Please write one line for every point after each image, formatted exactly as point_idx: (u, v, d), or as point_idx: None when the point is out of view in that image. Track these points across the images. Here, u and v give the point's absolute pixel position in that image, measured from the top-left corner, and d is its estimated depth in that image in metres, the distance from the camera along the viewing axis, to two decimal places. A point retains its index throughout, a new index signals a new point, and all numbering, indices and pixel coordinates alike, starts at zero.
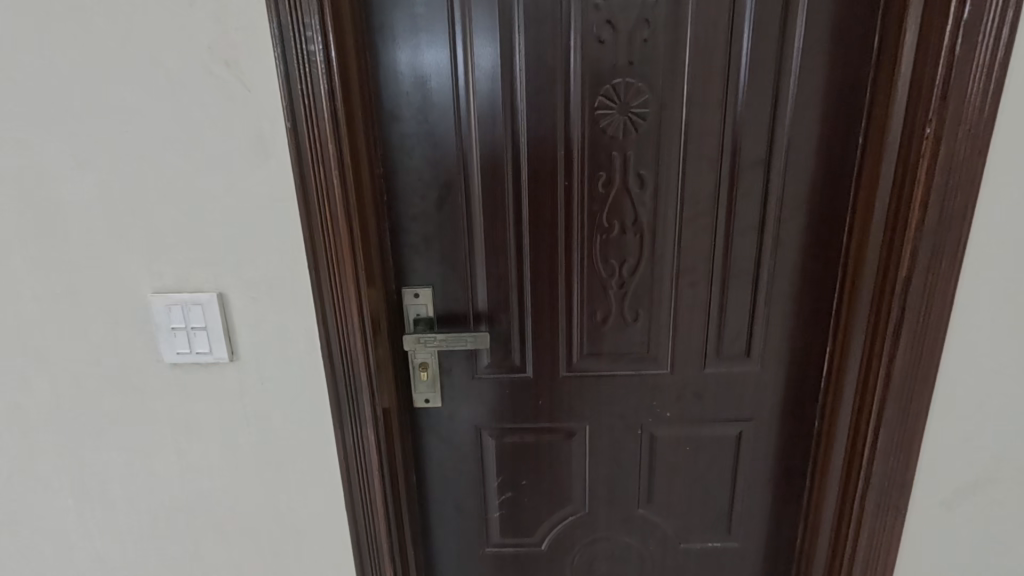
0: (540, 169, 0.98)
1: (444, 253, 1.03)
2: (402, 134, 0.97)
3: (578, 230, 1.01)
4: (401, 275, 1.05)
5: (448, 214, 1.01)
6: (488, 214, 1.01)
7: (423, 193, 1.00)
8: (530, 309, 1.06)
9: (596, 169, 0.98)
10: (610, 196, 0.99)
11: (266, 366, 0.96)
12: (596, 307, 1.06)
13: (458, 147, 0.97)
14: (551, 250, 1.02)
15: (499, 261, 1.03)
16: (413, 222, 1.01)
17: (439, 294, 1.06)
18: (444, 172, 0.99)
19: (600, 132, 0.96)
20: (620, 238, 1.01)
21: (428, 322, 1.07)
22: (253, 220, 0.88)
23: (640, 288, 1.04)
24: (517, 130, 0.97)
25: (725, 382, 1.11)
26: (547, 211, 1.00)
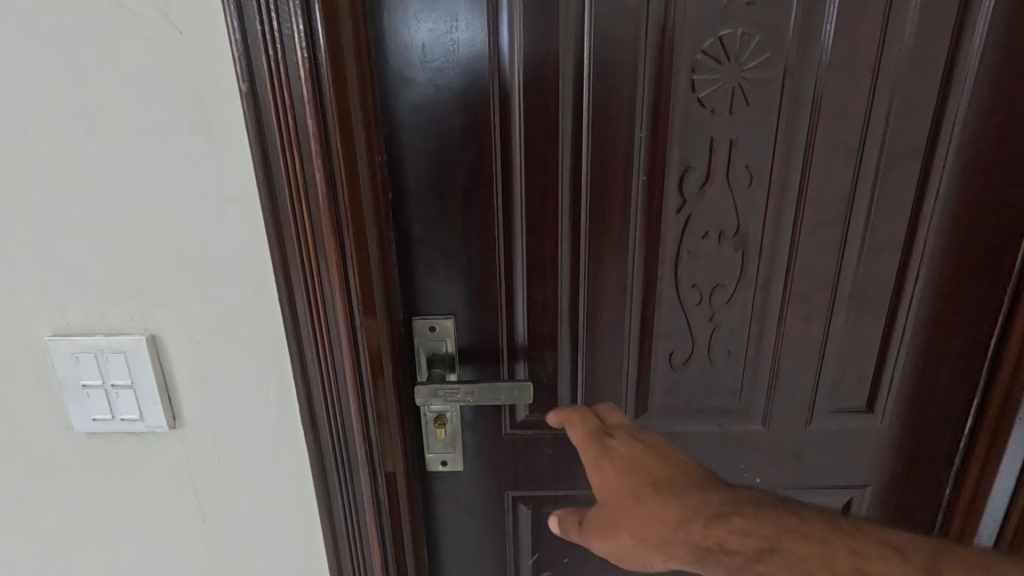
0: (610, 159, 0.70)
1: (472, 272, 0.75)
2: (415, 107, 0.68)
3: (657, 244, 0.73)
4: (411, 301, 0.77)
5: (479, 220, 0.73)
6: (533, 220, 0.72)
7: (443, 188, 0.71)
8: (585, 347, 0.78)
9: (688, 160, 0.70)
10: (705, 198, 0.71)
11: (223, 434, 0.68)
12: (674, 346, 0.79)
13: (496, 126, 0.69)
14: (619, 270, 0.74)
15: (548, 283, 0.75)
16: (429, 229, 0.73)
17: (462, 326, 0.78)
18: (476, 161, 0.70)
19: (698, 108, 0.68)
20: (715, 254, 0.74)
21: (448, 364, 0.79)
22: (196, 230, 0.60)
23: (736, 321, 0.77)
24: (579, 103, 0.68)
25: (837, 441, 0.84)
26: (617, 217, 0.72)
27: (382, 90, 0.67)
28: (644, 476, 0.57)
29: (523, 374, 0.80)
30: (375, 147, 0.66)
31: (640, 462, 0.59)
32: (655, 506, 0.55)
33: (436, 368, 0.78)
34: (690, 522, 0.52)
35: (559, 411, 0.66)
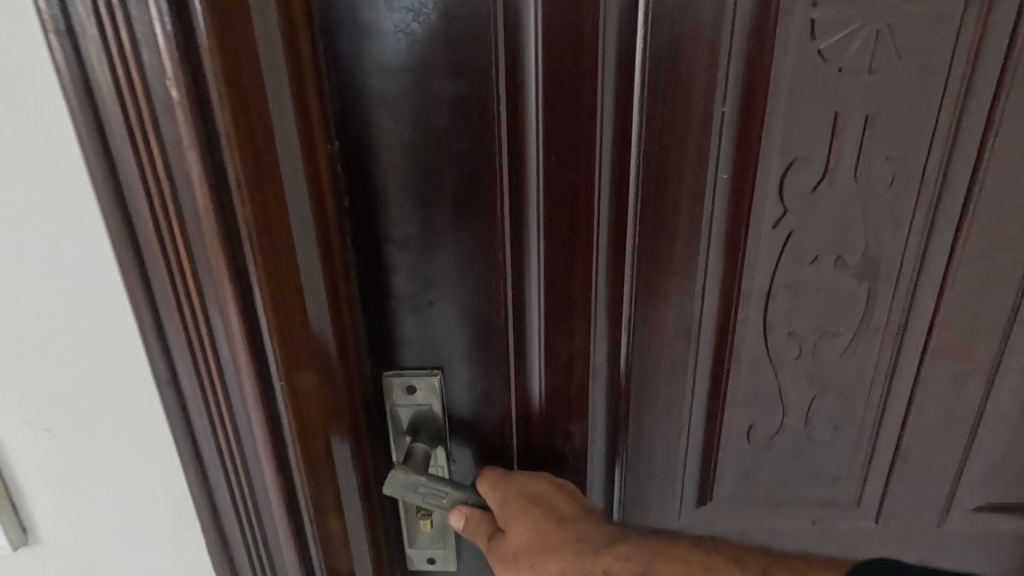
0: (676, 147, 0.46)
1: (468, 314, 0.52)
2: (378, 68, 0.44)
3: (740, 273, 0.50)
4: (382, 351, 0.53)
5: (479, 239, 0.49)
6: (558, 238, 0.49)
7: (426, 190, 0.48)
8: (628, 413, 0.55)
9: (797, 148, 0.46)
10: (819, 206, 0.47)
11: (101, 555, 0.47)
12: (756, 415, 0.55)
13: (503, 98, 0.45)
14: (682, 310, 0.51)
15: (580, 329, 0.52)
16: (405, 250, 0.49)
17: (454, 386, 0.55)
18: (472, 152, 0.46)
19: (818, 66, 0.43)
20: (827, 288, 0.50)
21: (433, 439, 0.55)
22: (13, 268, 0.37)
23: (851, 383, 0.53)
24: (630, 60, 0.44)
25: (975, 537, 0.61)
26: (680, 235, 0.49)
27: (327, 36, 0.42)
28: (547, 509, 0.50)
29: (541, 453, 0.57)
30: (320, 130, 0.42)
31: (548, 496, 0.51)
32: (553, 539, 0.48)
33: (415, 448, 0.53)
34: (581, 552, 0.48)
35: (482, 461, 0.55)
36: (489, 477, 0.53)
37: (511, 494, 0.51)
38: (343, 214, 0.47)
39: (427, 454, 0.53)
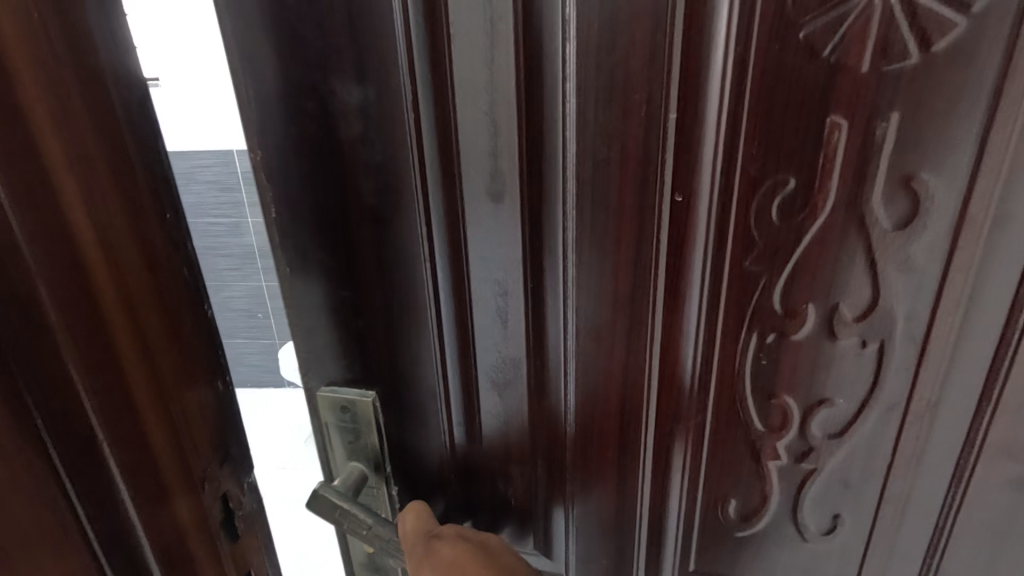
0: (614, 164, 0.38)
1: (395, 335, 0.46)
2: (279, 63, 0.38)
3: (703, 321, 0.40)
4: (313, 368, 0.48)
5: (399, 258, 0.43)
6: (487, 261, 0.43)
7: (343, 201, 0.42)
8: (576, 464, 0.48)
9: (773, 172, 0.36)
10: (813, 244, 0.37)
11: None
12: (730, 488, 0.46)
13: (414, 100, 0.38)
14: (631, 356, 0.43)
15: (519, 365, 0.46)
16: (329, 265, 0.44)
17: (392, 411, 0.49)
18: (385, 161, 0.40)
19: (805, 62, 0.33)
20: (816, 346, 0.39)
21: (372, 463, 0.50)
22: None
23: (850, 465, 0.42)
24: (552, 58, 0.37)
25: None
26: (623, 266, 0.41)
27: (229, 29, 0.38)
28: None
29: (480, 493, 0.52)
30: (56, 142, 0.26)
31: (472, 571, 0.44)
32: None
33: (352, 469, 0.50)
34: None
35: (408, 508, 0.48)
36: (411, 537, 0.47)
37: (423, 563, 0.45)
38: (168, 236, 0.31)
39: (361, 480, 0.50)
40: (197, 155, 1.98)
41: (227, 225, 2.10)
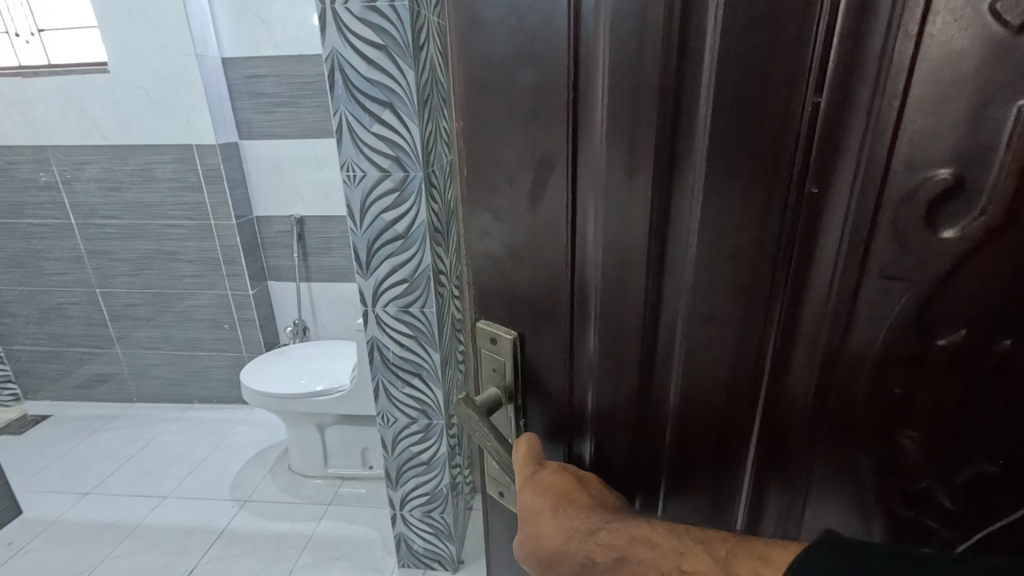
0: (743, 153, 0.31)
1: (537, 310, 0.43)
2: (479, 37, 0.36)
3: (827, 330, 0.34)
4: (478, 301, 0.47)
5: (538, 236, 0.40)
6: (616, 254, 0.37)
7: (505, 150, 0.39)
8: (682, 469, 0.42)
9: (938, 161, 0.28)
10: (972, 259, 0.29)
11: None
12: (837, 522, 0.38)
13: (587, 79, 0.34)
14: (735, 382, 0.37)
15: (629, 375, 0.40)
16: (488, 210, 0.42)
17: (532, 356, 0.45)
18: (546, 136, 0.36)
19: (1001, 40, 0.25)
20: (975, 391, 0.31)
21: (508, 391, 0.47)
22: None
23: (992, 514, 0.34)
24: (697, 40, 0.31)
25: None
26: (753, 261, 0.34)
27: None
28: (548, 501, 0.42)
29: (586, 463, 0.46)
30: None
31: (575, 493, 0.42)
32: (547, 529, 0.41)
33: (491, 392, 0.48)
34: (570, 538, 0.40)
35: (524, 435, 0.46)
36: (521, 463, 0.45)
37: (523, 480, 0.44)
38: None
39: (496, 404, 0.47)
40: (158, 151, 1.89)
41: (189, 227, 2.01)
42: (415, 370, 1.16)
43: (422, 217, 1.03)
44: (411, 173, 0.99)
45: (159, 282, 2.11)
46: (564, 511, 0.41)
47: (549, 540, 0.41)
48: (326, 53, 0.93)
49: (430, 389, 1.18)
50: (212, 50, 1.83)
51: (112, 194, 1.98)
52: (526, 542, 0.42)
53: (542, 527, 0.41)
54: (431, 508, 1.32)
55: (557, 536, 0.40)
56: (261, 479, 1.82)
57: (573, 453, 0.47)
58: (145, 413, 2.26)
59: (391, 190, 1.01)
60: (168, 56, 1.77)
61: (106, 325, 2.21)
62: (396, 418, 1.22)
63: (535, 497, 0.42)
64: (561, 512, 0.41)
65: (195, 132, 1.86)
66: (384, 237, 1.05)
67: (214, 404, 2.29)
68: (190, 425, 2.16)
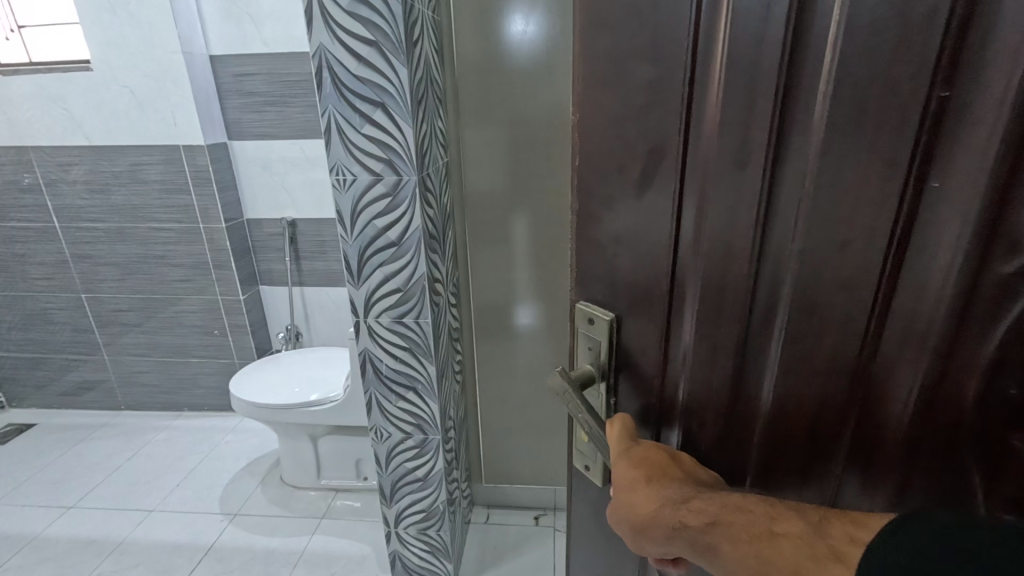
0: (863, 148, 0.32)
1: (638, 293, 0.45)
2: (600, 36, 0.39)
3: (939, 331, 0.33)
4: (578, 282, 0.49)
5: (643, 226, 0.43)
6: (721, 243, 0.39)
7: (617, 143, 0.42)
8: (771, 458, 0.43)
9: None
10: None
11: None
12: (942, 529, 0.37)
13: (703, 77, 0.37)
14: (836, 374, 0.38)
15: (728, 359, 0.42)
16: (595, 200, 0.45)
17: (627, 340, 0.48)
18: (655, 131, 0.39)
19: None
20: None
21: (601, 370, 0.50)
22: None
23: None
24: (814, 39, 0.32)
25: None
26: (860, 257, 0.34)
27: None
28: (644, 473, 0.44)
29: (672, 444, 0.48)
30: None
31: (667, 470, 0.44)
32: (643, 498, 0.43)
33: (584, 369, 0.51)
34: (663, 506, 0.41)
35: (618, 415, 0.49)
36: (616, 439, 0.48)
37: (620, 457, 0.46)
38: None
39: (589, 381, 0.51)
40: (144, 152, 1.83)
41: (177, 230, 1.94)
42: (410, 383, 1.11)
43: (417, 223, 0.97)
44: (405, 177, 0.94)
45: (146, 287, 2.04)
46: (656, 482, 0.43)
47: (643, 507, 0.43)
48: (313, 49, 0.87)
49: (426, 403, 1.13)
50: (199, 47, 1.76)
51: (97, 196, 1.92)
52: (621, 510, 0.45)
53: (637, 497, 0.43)
54: (427, 526, 1.26)
55: (650, 503, 0.42)
56: (253, 490, 1.77)
57: (662, 436, 0.49)
58: (133, 421, 2.19)
59: (383, 196, 0.95)
60: (153, 53, 1.71)
61: (92, 331, 2.14)
62: (391, 434, 1.17)
63: (630, 469, 0.45)
64: (654, 483, 0.43)
65: (182, 133, 1.80)
66: (376, 244, 0.99)
67: (204, 412, 2.23)
68: (179, 433, 2.10)
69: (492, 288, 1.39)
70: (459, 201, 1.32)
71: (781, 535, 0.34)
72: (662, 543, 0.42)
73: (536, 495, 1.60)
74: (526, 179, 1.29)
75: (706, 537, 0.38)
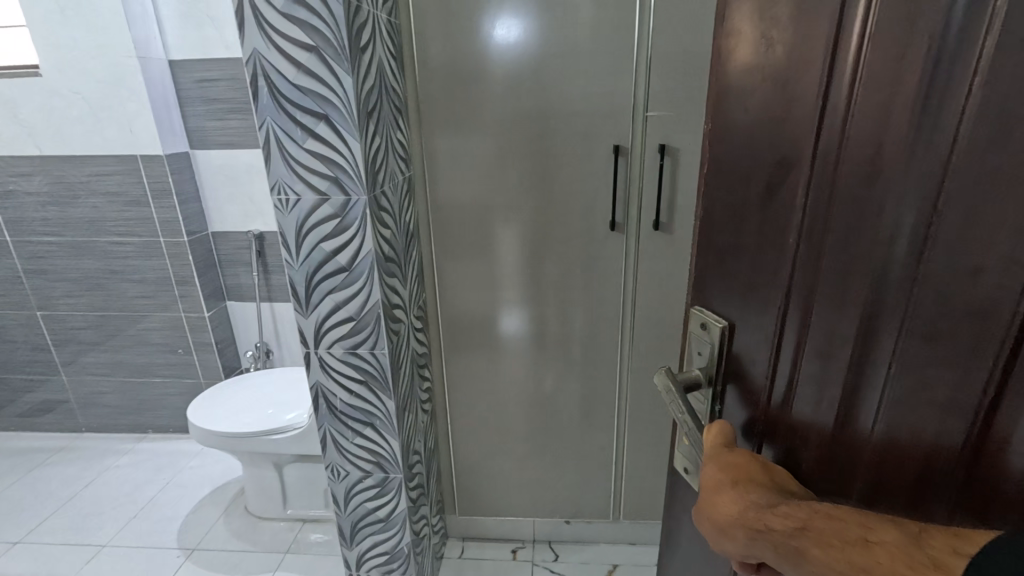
0: (1010, 165, 0.28)
1: (753, 300, 0.45)
2: (737, 53, 0.42)
3: None
4: (695, 288, 0.51)
5: (763, 235, 0.43)
6: (842, 260, 0.37)
7: (747, 151, 0.42)
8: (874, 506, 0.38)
9: None
10: None
11: None
12: None
13: (833, 86, 0.35)
14: (949, 421, 0.33)
15: (843, 375, 0.39)
16: (721, 205, 0.46)
17: (738, 349, 0.47)
18: (780, 141, 0.39)
19: None
20: None
21: (709, 376, 0.50)
22: None
23: None
24: (961, 50, 0.29)
25: None
26: (995, 291, 0.29)
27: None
28: (728, 477, 0.42)
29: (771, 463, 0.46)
30: None
31: (752, 477, 0.42)
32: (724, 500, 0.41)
33: (693, 372, 0.52)
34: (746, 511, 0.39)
35: (717, 421, 0.47)
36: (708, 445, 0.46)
37: (707, 461, 0.45)
38: None
39: (694, 385, 0.51)
40: (100, 162, 1.73)
41: (137, 244, 1.84)
42: (367, 419, 1.02)
43: (369, 246, 0.88)
44: (354, 197, 0.85)
45: (105, 303, 1.93)
46: (741, 486, 0.41)
47: (724, 510, 0.40)
48: (246, 55, 0.78)
49: (386, 439, 1.03)
50: (157, 51, 1.66)
51: (51, 209, 1.81)
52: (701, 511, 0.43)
53: (717, 499, 0.41)
54: (390, 569, 1.16)
55: (731, 507, 0.40)
56: (214, 521, 1.66)
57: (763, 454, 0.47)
58: (93, 445, 2.08)
59: (332, 216, 0.86)
60: (108, 58, 1.61)
61: (50, 349, 2.03)
62: (348, 472, 1.07)
63: (715, 472, 0.43)
64: (738, 486, 0.41)
65: (140, 142, 1.70)
66: (325, 269, 0.90)
67: (169, 434, 2.12)
68: (141, 458, 1.99)
69: (467, 308, 1.30)
70: (426, 217, 1.24)
71: (877, 542, 0.31)
72: (743, 546, 0.39)
73: (512, 526, 1.52)
74: (501, 194, 1.20)
75: (794, 542, 0.35)
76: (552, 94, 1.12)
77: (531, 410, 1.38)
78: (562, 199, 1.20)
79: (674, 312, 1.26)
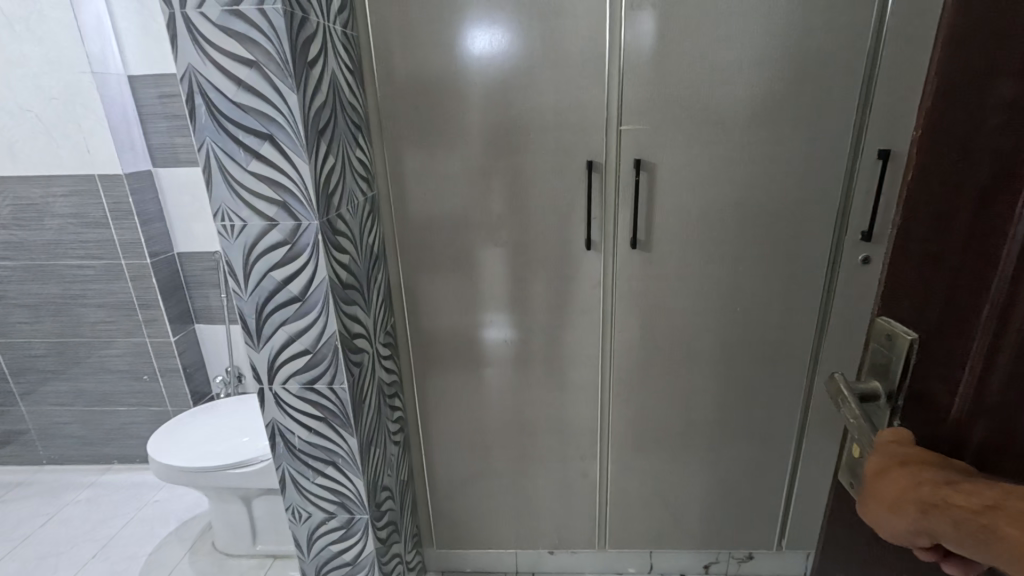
0: None
1: (949, 313, 0.42)
2: (957, 61, 0.39)
3: None
4: (885, 297, 0.49)
5: (969, 251, 0.39)
6: None
7: (964, 163, 0.39)
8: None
9: None
10: None
11: None
12: None
13: None
14: None
15: None
16: (925, 218, 0.43)
17: (926, 365, 0.44)
18: (1001, 151, 0.36)
19: None
20: None
21: (891, 390, 0.48)
22: None
23: None
24: None
25: None
26: None
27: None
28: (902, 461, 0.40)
29: None
30: None
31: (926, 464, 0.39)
32: (896, 482, 0.39)
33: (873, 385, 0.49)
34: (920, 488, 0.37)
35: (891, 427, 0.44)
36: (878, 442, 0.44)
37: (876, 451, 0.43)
38: None
39: (873, 397, 0.49)
40: (55, 183, 1.65)
41: (97, 267, 1.75)
42: (328, 457, 0.94)
43: (322, 275, 0.81)
44: (304, 222, 0.78)
45: (65, 329, 1.84)
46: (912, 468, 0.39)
47: (890, 489, 0.39)
48: (180, 73, 0.72)
49: (349, 478, 0.96)
50: (114, 68, 1.59)
51: (6, 232, 1.72)
52: (866, 492, 0.42)
53: (886, 482, 0.40)
54: None
55: (902, 488, 0.38)
56: (179, 560, 1.57)
57: None
58: (54, 478, 1.97)
59: (281, 243, 0.80)
60: (63, 75, 1.54)
61: (7, 380, 1.92)
62: (310, 514, 1.00)
63: (887, 458, 0.41)
64: (911, 468, 0.39)
65: (97, 161, 1.62)
66: (276, 298, 0.83)
67: (135, 465, 2.01)
68: (103, 493, 1.88)
69: (442, 330, 1.24)
70: (392, 238, 1.17)
71: None
72: (913, 525, 0.37)
73: (496, 558, 1.45)
74: (474, 210, 1.14)
75: (977, 518, 0.33)
76: (519, 109, 1.07)
77: (515, 436, 1.32)
78: (534, 217, 1.14)
79: (661, 331, 1.21)
